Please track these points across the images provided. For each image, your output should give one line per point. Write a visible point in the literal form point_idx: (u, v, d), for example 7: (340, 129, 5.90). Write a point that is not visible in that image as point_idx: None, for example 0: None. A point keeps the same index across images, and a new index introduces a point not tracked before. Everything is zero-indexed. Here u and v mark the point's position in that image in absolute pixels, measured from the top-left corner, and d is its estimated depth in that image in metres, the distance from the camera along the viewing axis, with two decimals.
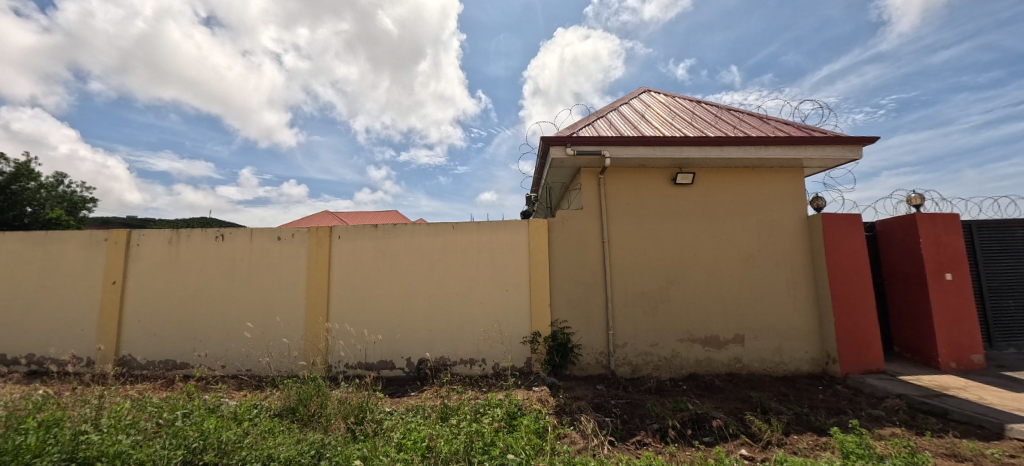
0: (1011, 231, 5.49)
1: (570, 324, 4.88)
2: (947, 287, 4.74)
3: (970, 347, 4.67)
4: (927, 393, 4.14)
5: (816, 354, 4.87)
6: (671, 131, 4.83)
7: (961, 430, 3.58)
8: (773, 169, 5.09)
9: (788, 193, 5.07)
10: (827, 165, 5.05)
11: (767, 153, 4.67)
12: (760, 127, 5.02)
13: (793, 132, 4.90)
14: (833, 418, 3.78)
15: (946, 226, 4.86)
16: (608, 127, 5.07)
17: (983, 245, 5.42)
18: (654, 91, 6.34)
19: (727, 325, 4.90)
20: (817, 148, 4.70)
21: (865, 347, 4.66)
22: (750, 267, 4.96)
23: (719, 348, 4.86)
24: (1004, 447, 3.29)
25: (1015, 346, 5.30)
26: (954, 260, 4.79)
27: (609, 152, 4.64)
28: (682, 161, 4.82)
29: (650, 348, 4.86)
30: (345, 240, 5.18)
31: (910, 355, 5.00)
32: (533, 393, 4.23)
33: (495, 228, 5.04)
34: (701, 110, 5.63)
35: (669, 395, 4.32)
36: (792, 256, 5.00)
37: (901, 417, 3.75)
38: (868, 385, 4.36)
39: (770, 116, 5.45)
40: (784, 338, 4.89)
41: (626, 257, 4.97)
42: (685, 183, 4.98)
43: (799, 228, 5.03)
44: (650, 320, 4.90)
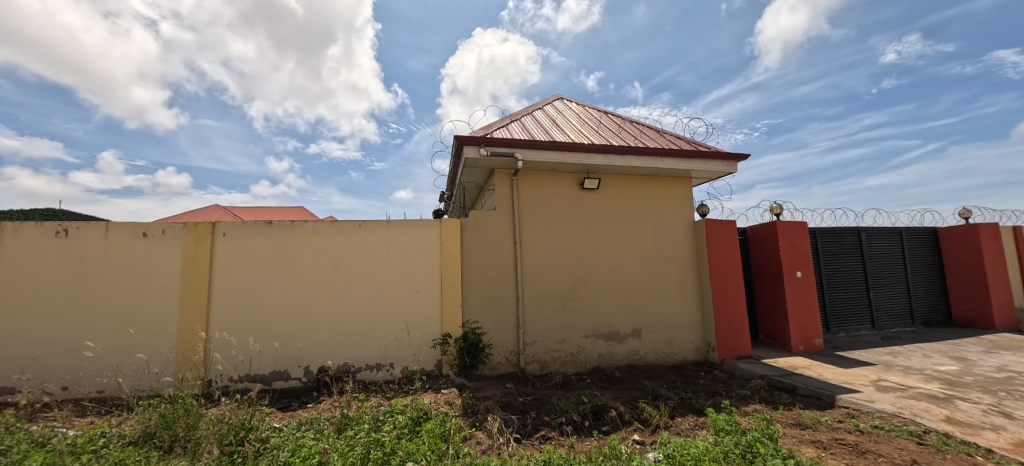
0: (842, 237, 6.71)
1: (482, 324, 4.88)
2: (797, 283, 5.63)
3: (813, 333, 5.61)
4: (782, 373, 4.88)
5: (700, 344, 5.47)
6: (580, 138, 5.09)
7: (805, 402, 4.27)
8: (667, 177, 5.63)
9: (678, 200, 5.63)
10: (710, 177, 5.72)
11: (662, 163, 5.14)
12: (657, 140, 5.51)
13: (683, 146, 5.45)
14: (711, 399, 4.27)
15: (798, 232, 5.78)
16: (521, 130, 5.18)
17: (824, 248, 6.56)
18: (567, 99, 6.63)
19: (627, 321, 5.28)
20: (702, 161, 5.30)
21: (737, 335, 5.35)
22: (647, 266, 5.41)
23: (620, 342, 5.22)
24: (834, 414, 4.00)
25: (845, 330, 6.49)
26: (803, 260, 5.71)
27: (522, 155, 4.74)
28: (589, 167, 5.10)
29: (558, 344, 5.06)
30: (231, 237, 4.59)
31: (771, 341, 5.84)
32: (441, 396, 4.15)
33: (406, 226, 4.86)
34: (608, 121, 6.02)
35: (574, 389, 4.52)
36: (681, 256, 5.55)
37: (762, 395, 4.35)
38: (739, 369, 5.00)
39: (666, 131, 6.02)
40: (674, 331, 5.41)
41: (536, 257, 5.11)
42: (592, 187, 5.27)
43: (687, 231, 5.62)
44: (558, 318, 5.09)
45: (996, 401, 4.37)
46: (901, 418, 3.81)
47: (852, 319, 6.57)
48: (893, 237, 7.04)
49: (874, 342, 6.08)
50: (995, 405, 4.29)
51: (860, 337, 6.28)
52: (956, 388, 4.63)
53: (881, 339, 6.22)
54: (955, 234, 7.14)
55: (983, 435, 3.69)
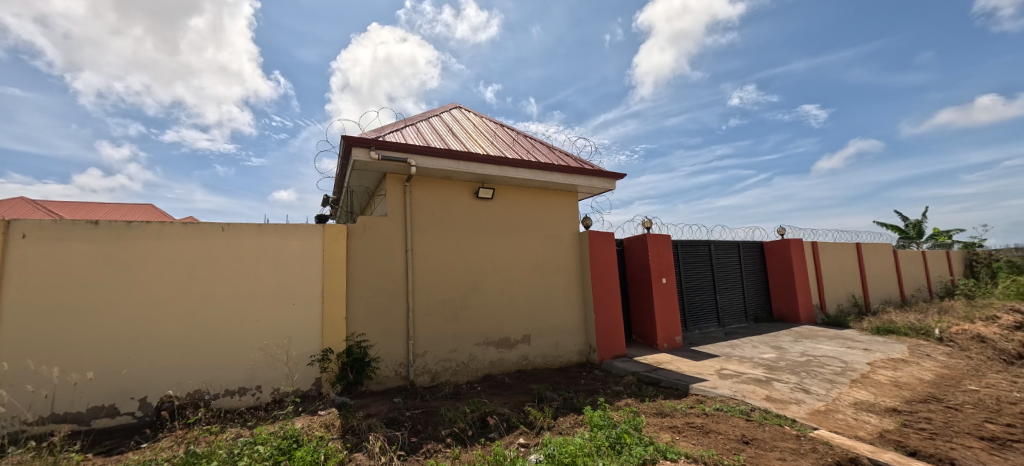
0: (696, 248, 7.90)
1: (368, 336, 4.60)
2: (662, 288, 6.44)
3: (674, 331, 6.45)
4: (649, 368, 5.52)
5: (583, 346, 5.92)
6: (476, 148, 5.17)
7: (666, 393, 4.87)
8: (556, 190, 6.01)
9: (566, 212, 6.05)
10: (594, 192, 6.27)
11: (552, 177, 5.49)
12: (547, 156, 5.86)
13: (571, 163, 5.89)
14: (589, 397, 4.63)
15: (663, 244, 6.62)
16: (416, 136, 5.06)
17: (683, 258, 7.63)
18: (465, 108, 6.68)
19: (518, 327, 5.46)
20: (586, 178, 5.79)
21: (613, 337, 5.91)
22: (536, 274, 5.69)
23: (510, 348, 5.38)
24: (687, 401, 4.63)
25: (699, 328, 7.61)
26: (667, 268, 6.56)
27: (416, 161, 4.63)
28: (483, 177, 5.20)
29: (449, 354, 5.01)
30: (34, 240, 3.62)
31: (642, 340, 6.57)
32: (316, 419, 3.78)
33: (282, 231, 4.37)
34: (504, 133, 6.22)
35: (464, 398, 4.51)
36: (568, 264, 5.96)
37: (632, 389, 4.86)
38: (615, 367, 5.52)
39: (556, 147, 6.44)
40: (560, 335, 5.75)
41: (429, 266, 5.02)
42: (486, 197, 5.37)
43: (573, 242, 6.06)
44: (450, 326, 5.05)
45: (799, 380, 5.52)
46: (735, 399, 4.59)
47: (703, 318, 7.73)
48: (732, 249, 8.51)
49: (719, 337, 7.23)
50: (798, 383, 5.42)
51: (709, 334, 7.42)
52: (774, 371, 5.74)
53: (724, 334, 7.42)
54: (774, 247, 8.89)
55: (790, 408, 4.62)
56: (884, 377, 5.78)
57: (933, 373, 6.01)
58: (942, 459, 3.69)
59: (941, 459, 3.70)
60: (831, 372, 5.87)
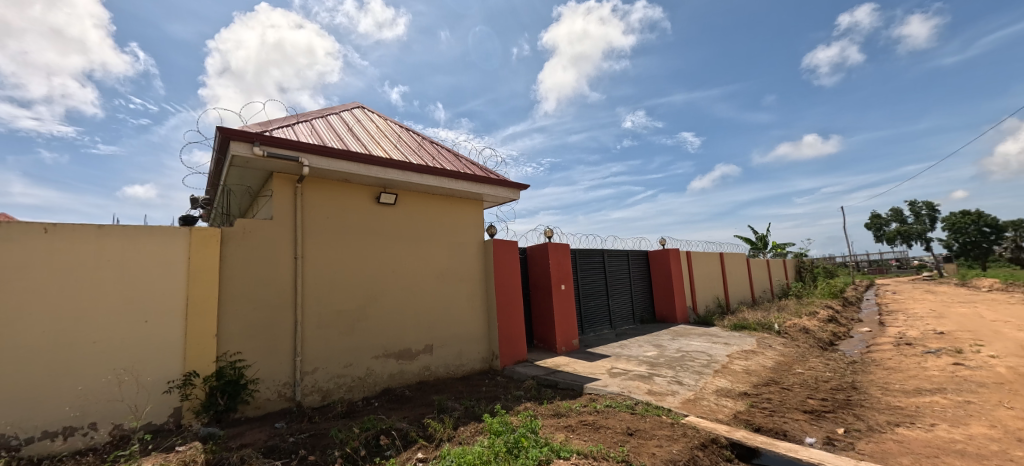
0: (592, 257, 8.54)
1: (245, 355, 4.08)
2: (561, 295, 6.83)
3: (572, 334, 6.87)
4: (548, 371, 5.78)
5: (486, 354, 5.99)
6: (379, 151, 4.96)
7: (563, 394, 5.14)
8: (462, 199, 6.05)
9: (471, 220, 6.12)
10: (499, 201, 6.44)
11: (458, 185, 5.51)
12: (453, 163, 5.87)
13: (477, 171, 5.99)
14: (490, 404, 4.69)
15: (562, 252, 7.03)
16: (310, 133, 4.67)
17: (580, 265, 8.20)
18: (368, 109, 6.38)
19: (420, 337, 5.32)
20: (492, 187, 5.94)
21: (515, 343, 6.10)
22: (440, 282, 5.62)
23: (411, 359, 5.20)
24: (581, 400, 4.94)
25: (594, 331, 8.21)
26: (565, 275, 6.98)
27: (309, 161, 4.26)
28: (386, 182, 5.00)
29: (343, 370, 4.66)
30: None
31: (542, 345, 6.87)
32: (172, 456, 3.21)
33: (133, 234, 3.64)
34: (410, 138, 6.07)
35: (358, 416, 4.24)
36: (472, 273, 6.01)
37: (532, 393, 5.04)
38: (516, 373, 5.67)
39: (463, 155, 6.49)
40: (463, 343, 5.75)
41: (322, 274, 4.63)
42: (388, 203, 5.17)
43: (478, 250, 6.13)
44: (345, 340, 4.71)
45: (675, 373, 6.26)
46: (622, 395, 5.02)
47: (597, 322, 8.37)
48: (623, 258, 9.38)
49: (611, 339, 7.87)
50: (674, 376, 6.14)
51: (602, 336, 8.05)
52: (655, 367, 6.43)
53: (615, 336, 8.11)
54: (657, 255, 10.02)
55: (667, 399, 5.20)
56: (738, 366, 6.85)
57: (772, 361, 7.28)
58: (777, 432, 4.48)
59: (776, 431, 4.49)
60: (700, 364, 6.77)
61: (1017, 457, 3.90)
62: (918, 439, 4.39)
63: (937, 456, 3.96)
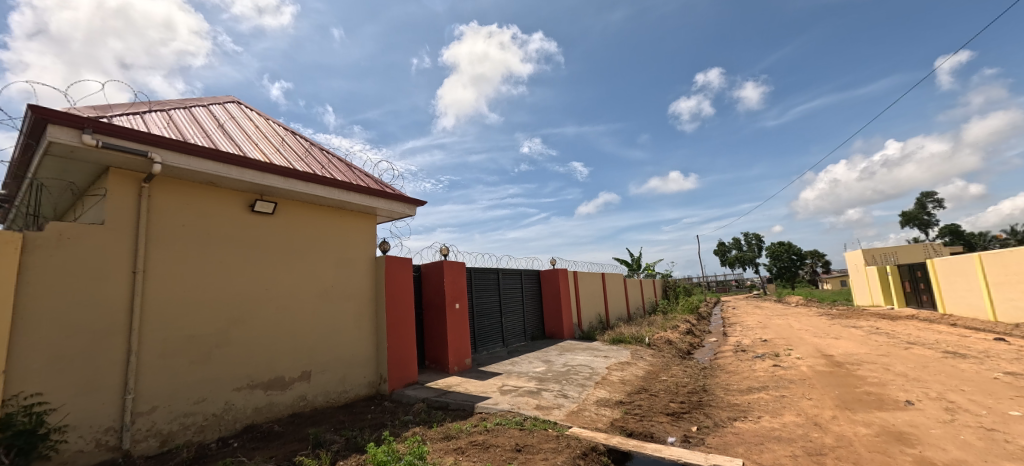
0: (487, 276, 8.73)
1: (49, 396, 3.19)
2: (454, 313, 6.80)
3: (464, 353, 6.86)
4: (439, 392, 5.66)
5: (373, 378, 5.66)
6: (256, 153, 4.47)
7: (453, 415, 5.04)
8: (354, 212, 5.73)
9: (363, 235, 5.83)
10: (393, 216, 6.25)
11: (349, 197, 5.22)
12: (345, 173, 5.56)
13: (371, 184, 5.76)
14: (374, 433, 4.39)
15: (457, 270, 7.05)
16: (165, 125, 3.99)
17: (475, 284, 8.31)
18: (246, 105, 5.73)
19: (295, 363, 4.78)
20: (386, 201, 5.77)
21: (405, 365, 5.87)
22: (323, 302, 5.17)
23: (283, 389, 4.64)
24: (472, 420, 4.90)
25: (487, 349, 8.31)
26: (459, 293, 6.99)
27: (163, 158, 3.62)
28: (263, 188, 4.49)
29: (192, 407, 3.94)
30: None
31: (434, 365, 6.73)
32: None
33: None
34: (295, 142, 5.59)
35: (210, 461, 3.60)
36: (362, 291, 5.67)
37: (421, 417, 4.87)
38: (405, 396, 5.44)
39: (356, 166, 6.19)
40: (347, 368, 5.34)
41: (171, 293, 3.91)
42: (265, 212, 4.64)
43: (369, 266, 5.84)
44: (198, 370, 4.01)
45: (561, 387, 6.64)
46: (512, 412, 5.14)
47: (491, 340, 8.50)
48: (516, 277, 9.77)
49: (503, 356, 8.05)
50: (560, 390, 6.51)
51: (495, 354, 8.19)
52: (543, 382, 6.73)
53: (507, 353, 8.32)
54: (547, 275, 10.65)
55: (554, 413, 5.48)
56: (616, 377, 7.55)
57: (643, 370, 8.20)
58: (646, 435, 5.03)
59: (645, 434, 5.03)
60: (583, 377, 7.30)
61: (812, 438, 4.98)
62: (749, 430, 5.33)
63: (762, 443, 4.85)
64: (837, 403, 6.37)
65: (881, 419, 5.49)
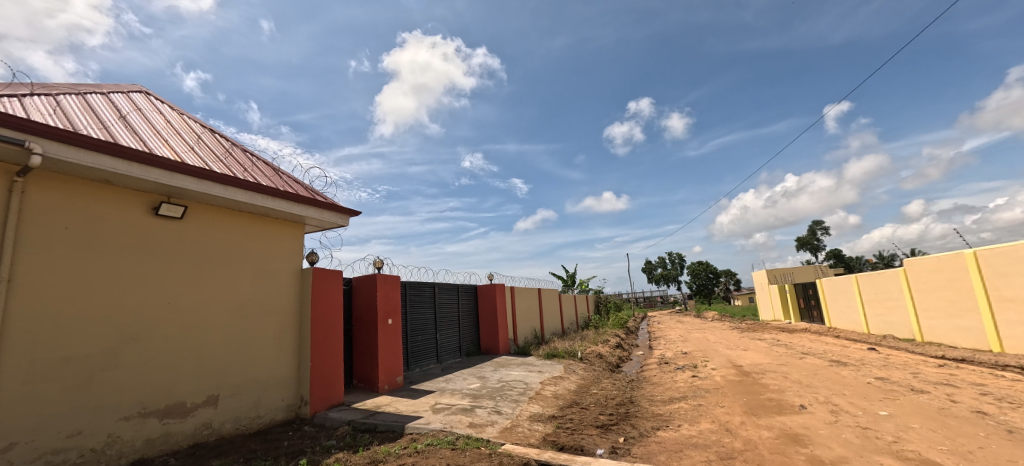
0: (422, 290, 8.55)
1: None
2: (387, 329, 6.55)
3: (396, 371, 6.60)
4: (368, 413, 5.36)
5: (292, 400, 5.23)
6: (166, 151, 4.03)
7: (381, 437, 4.78)
8: (277, 219, 5.36)
9: (288, 245, 5.45)
10: (324, 225, 5.95)
11: (275, 204, 4.88)
12: (271, 178, 5.20)
13: (300, 191, 5.45)
14: (292, 461, 4.04)
15: (392, 284, 6.83)
16: (52, 112, 3.46)
17: (410, 298, 8.09)
18: (155, 97, 5.16)
19: (200, 387, 4.28)
20: (316, 210, 5.48)
21: (330, 385, 5.51)
22: (237, 317, 4.71)
23: (183, 417, 4.12)
24: (401, 441, 4.68)
25: (420, 366, 8.06)
26: (393, 309, 6.76)
27: (46, 150, 3.13)
28: (172, 190, 4.05)
29: (64, 442, 3.35)
30: None
31: (363, 385, 6.39)
32: None
33: None
34: (213, 140, 5.13)
35: None
36: (283, 306, 5.27)
37: (346, 441, 4.57)
38: (329, 419, 5.08)
39: (283, 171, 5.83)
40: (263, 390, 4.89)
41: (45, 306, 3.33)
42: (172, 216, 4.17)
43: (293, 279, 5.46)
44: (76, 398, 3.43)
45: (495, 404, 6.62)
46: (444, 431, 5.00)
47: (424, 357, 8.26)
48: (452, 292, 9.66)
49: (436, 373, 7.86)
50: (494, 406, 6.48)
51: (428, 371, 7.96)
52: (477, 399, 6.66)
53: (441, 370, 8.13)
54: (485, 290, 10.66)
55: (487, 430, 5.43)
56: (549, 391, 7.69)
57: (575, 384, 8.45)
58: (576, 448, 5.17)
59: (575, 448, 5.17)
60: (517, 393, 7.34)
61: (725, 443, 5.45)
62: (670, 439, 5.69)
63: (681, 450, 5.21)
64: (745, 409, 7.04)
65: (780, 423, 6.16)
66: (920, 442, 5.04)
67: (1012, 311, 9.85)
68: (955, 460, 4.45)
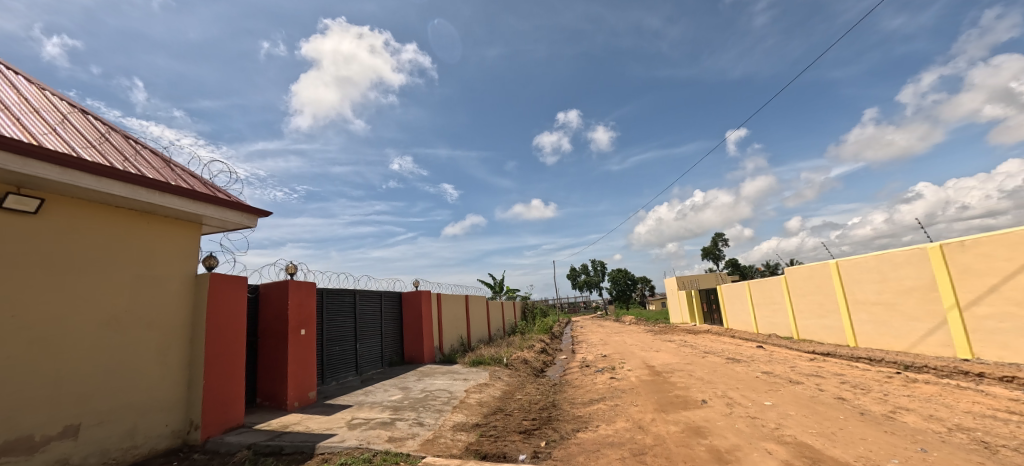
0: (341, 297, 8.07)
1: None
2: (299, 341, 6.06)
3: (308, 386, 6.11)
4: (273, 435, 4.87)
5: (178, 425, 4.59)
6: (20, 132, 3.35)
7: (288, 460, 4.36)
8: (166, 218, 4.72)
9: (179, 248, 4.83)
10: (225, 225, 5.38)
11: (164, 200, 4.30)
12: (160, 170, 4.58)
13: (197, 187, 4.87)
14: None
15: (306, 291, 6.35)
16: None
17: (327, 306, 7.56)
18: (6, 65, 4.28)
19: (55, 415, 3.57)
20: (216, 208, 4.93)
21: (228, 406, 4.94)
22: (110, 330, 4.04)
23: (30, 453, 3.40)
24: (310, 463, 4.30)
25: (337, 379, 7.54)
26: (307, 318, 6.29)
27: None
28: (26, 180, 3.37)
29: None
30: None
31: (269, 403, 5.83)
32: None
33: None
34: (85, 122, 4.38)
35: None
36: (172, 317, 4.63)
37: None
38: (225, 444, 4.53)
39: (176, 163, 5.17)
40: (140, 414, 4.23)
41: None
42: (25, 210, 3.47)
43: (185, 286, 4.82)
44: None
45: (417, 415, 6.41)
46: (360, 448, 4.71)
47: (342, 369, 7.75)
48: (374, 299, 9.25)
49: (355, 386, 7.42)
50: (416, 418, 6.28)
51: (345, 383, 7.48)
52: (398, 412, 6.40)
53: (360, 382, 7.69)
54: (411, 297, 10.35)
55: (407, 444, 5.23)
56: (473, 399, 7.65)
57: (500, 390, 8.52)
58: (499, 456, 5.19)
59: (498, 455, 5.20)
60: (441, 402, 7.20)
61: (637, 439, 5.85)
62: (589, 440, 5.96)
63: (598, 450, 5.49)
64: (656, 406, 7.63)
65: (685, 417, 6.78)
66: (795, 428, 5.86)
67: (863, 312, 11.93)
68: (821, 440, 5.25)
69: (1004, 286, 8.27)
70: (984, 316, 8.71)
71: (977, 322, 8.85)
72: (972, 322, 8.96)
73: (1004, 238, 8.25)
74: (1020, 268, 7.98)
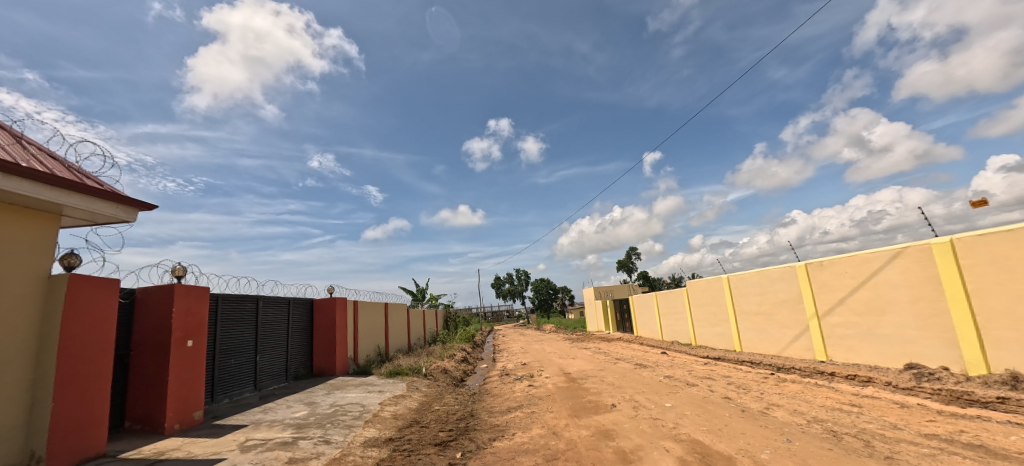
0: (241, 304, 7.29)
1: None
2: (184, 354, 5.34)
3: (193, 406, 5.40)
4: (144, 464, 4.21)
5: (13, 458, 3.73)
6: None
7: None
8: (12, 206, 3.92)
9: (29, 243, 4.03)
10: (93, 218, 4.61)
11: (15, 185, 3.59)
12: (9, 148, 3.81)
13: (60, 171, 4.14)
14: None
15: (197, 298, 5.65)
16: None
17: (222, 314, 6.76)
18: None
19: None
20: (85, 198, 4.24)
21: (85, 431, 4.18)
22: None
23: None
24: None
25: (230, 396, 6.75)
26: (196, 329, 5.58)
27: None
28: None
29: None
30: None
31: (141, 427, 5.04)
32: None
33: None
34: None
35: None
36: (13, 324, 3.81)
37: None
38: None
39: (28, 138, 4.32)
40: None
41: None
42: None
43: (32, 288, 4.02)
44: None
45: (323, 433, 5.98)
46: None
47: (236, 384, 6.96)
48: (281, 306, 8.49)
49: (253, 403, 6.70)
50: (322, 435, 5.85)
51: (240, 401, 6.72)
52: (301, 430, 5.91)
53: (258, 399, 6.96)
54: (324, 304, 9.68)
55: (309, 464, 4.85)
56: (387, 412, 7.34)
57: (417, 402, 8.28)
58: None
59: None
60: (351, 417, 6.79)
61: (551, 445, 6.09)
62: (505, 448, 6.06)
63: (513, 458, 5.61)
64: (570, 412, 8.01)
65: (596, 421, 7.21)
66: (689, 426, 6.55)
67: (747, 321, 13.72)
68: (710, 436, 5.93)
69: (849, 299, 10.11)
70: (835, 324, 10.53)
71: (831, 329, 10.66)
72: (826, 329, 10.77)
73: (851, 260, 10.08)
74: (861, 284, 9.83)
